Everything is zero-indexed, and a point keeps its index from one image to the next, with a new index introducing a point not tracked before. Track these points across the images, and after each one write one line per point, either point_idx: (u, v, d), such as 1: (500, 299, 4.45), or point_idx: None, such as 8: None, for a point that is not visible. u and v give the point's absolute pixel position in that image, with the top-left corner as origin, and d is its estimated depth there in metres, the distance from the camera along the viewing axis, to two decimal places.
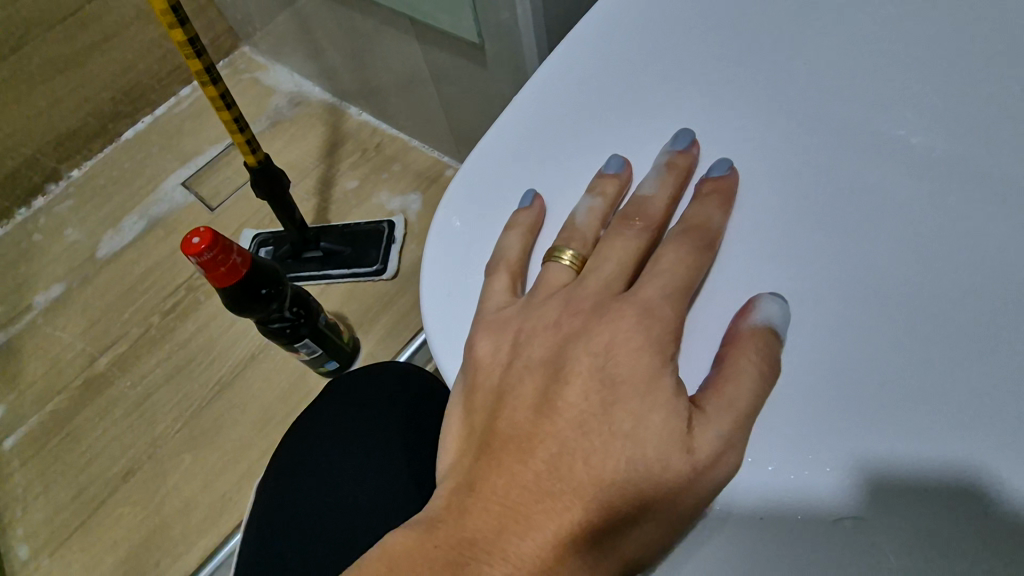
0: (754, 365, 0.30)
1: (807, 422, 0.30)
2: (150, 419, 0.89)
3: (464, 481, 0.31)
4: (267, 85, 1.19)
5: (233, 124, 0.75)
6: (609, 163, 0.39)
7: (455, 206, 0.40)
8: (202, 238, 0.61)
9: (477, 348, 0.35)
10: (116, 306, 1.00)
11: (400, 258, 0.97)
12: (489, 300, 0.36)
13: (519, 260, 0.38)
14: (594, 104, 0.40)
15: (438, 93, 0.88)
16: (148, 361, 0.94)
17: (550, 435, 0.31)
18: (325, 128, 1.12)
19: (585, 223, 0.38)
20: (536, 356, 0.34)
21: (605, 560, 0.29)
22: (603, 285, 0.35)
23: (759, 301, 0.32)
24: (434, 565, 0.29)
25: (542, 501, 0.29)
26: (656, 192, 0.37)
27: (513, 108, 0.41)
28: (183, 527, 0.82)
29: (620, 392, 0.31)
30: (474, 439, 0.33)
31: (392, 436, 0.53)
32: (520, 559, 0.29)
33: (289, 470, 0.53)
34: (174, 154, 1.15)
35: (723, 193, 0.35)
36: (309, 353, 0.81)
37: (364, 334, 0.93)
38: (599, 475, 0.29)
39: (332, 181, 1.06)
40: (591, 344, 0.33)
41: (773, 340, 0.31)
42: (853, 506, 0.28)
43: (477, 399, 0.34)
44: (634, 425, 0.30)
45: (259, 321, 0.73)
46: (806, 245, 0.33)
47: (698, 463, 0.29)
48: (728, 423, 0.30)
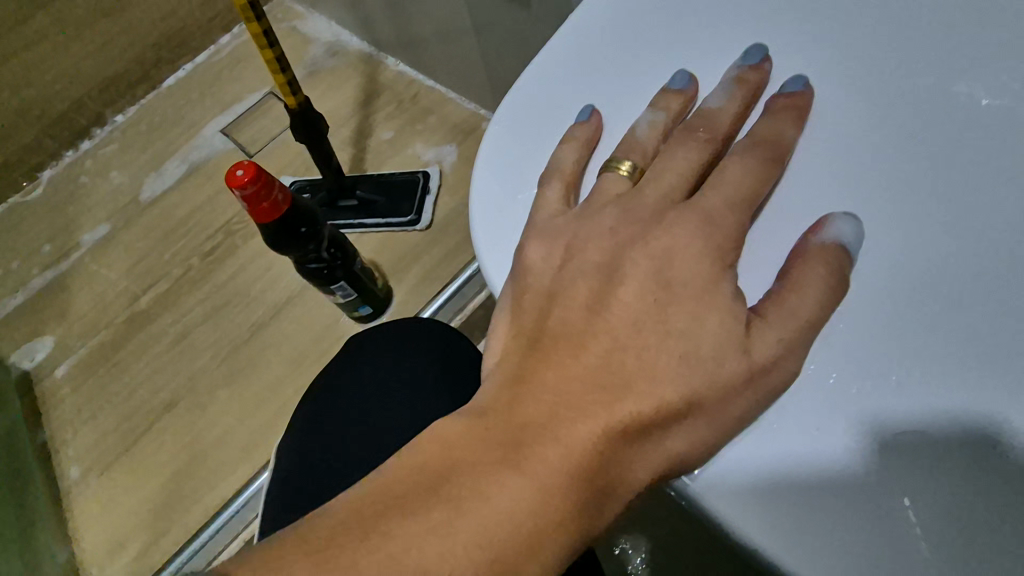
0: (821, 277, 0.29)
1: (873, 331, 0.28)
2: (190, 355, 0.92)
3: (513, 374, 0.31)
4: (305, 34, 1.19)
5: (275, 63, 0.75)
6: (674, 79, 0.37)
7: (506, 121, 0.40)
8: (245, 170, 0.62)
9: (529, 251, 0.34)
10: (158, 247, 1.03)
11: (434, 209, 0.97)
12: (543, 207, 0.36)
13: (574, 173, 0.37)
14: (656, 19, 0.38)
15: (478, 41, 0.86)
16: (189, 301, 0.97)
17: (602, 332, 0.31)
18: (362, 79, 1.11)
19: (645, 136, 0.36)
20: (589, 260, 0.34)
21: (654, 451, 0.29)
22: (662, 195, 0.34)
23: (834, 216, 0.30)
24: (487, 446, 0.29)
25: (596, 391, 0.30)
26: (724, 105, 0.36)
27: (571, 23, 0.40)
28: (221, 457, 0.85)
29: (676, 294, 0.31)
30: (521, 338, 0.33)
31: (428, 371, 0.53)
32: (575, 443, 0.29)
33: (325, 402, 0.55)
34: (214, 102, 1.16)
35: (795, 109, 0.33)
36: (344, 296, 0.83)
37: (397, 282, 0.94)
38: (652, 370, 0.30)
39: (369, 131, 1.06)
40: (650, 247, 0.33)
41: (842, 256, 0.29)
42: (921, 411, 0.26)
43: (525, 301, 0.34)
44: (687, 325, 0.30)
45: (297, 260, 0.75)
46: (887, 155, 0.31)
47: (754, 364, 0.29)
48: (789, 331, 0.29)
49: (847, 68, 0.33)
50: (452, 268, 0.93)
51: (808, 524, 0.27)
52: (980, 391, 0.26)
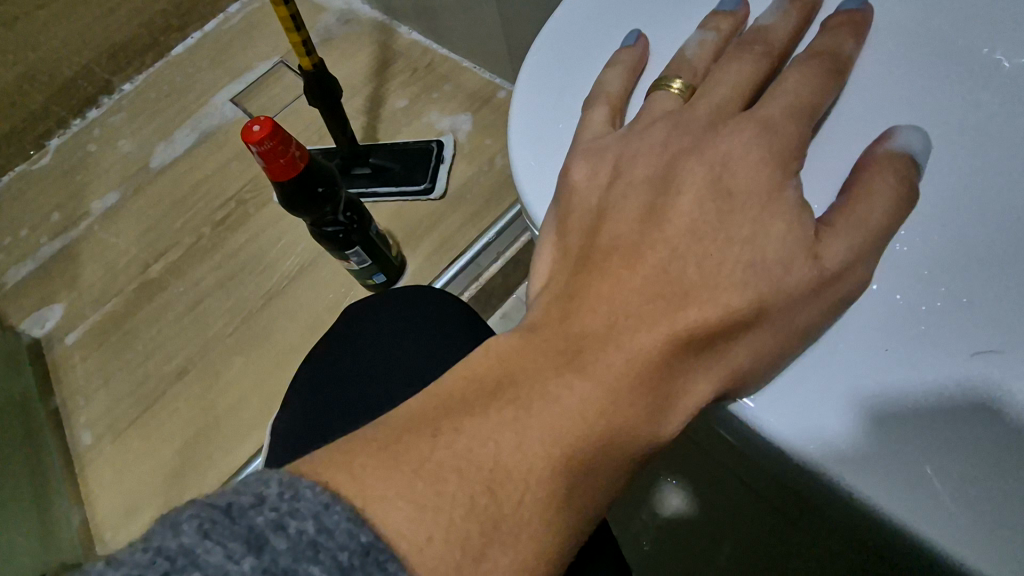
0: (892, 185, 0.28)
1: (942, 249, 0.27)
2: (203, 321, 0.92)
3: (565, 289, 0.30)
4: (317, 1, 1.16)
5: (289, 21, 0.73)
6: (724, 2, 0.36)
7: (546, 47, 0.38)
8: (262, 126, 0.60)
9: (574, 172, 0.33)
10: (170, 215, 1.01)
11: (449, 177, 0.95)
12: (587, 129, 0.35)
13: (621, 95, 0.35)
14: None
15: (496, 8, 0.84)
16: (201, 268, 0.96)
17: (659, 243, 0.30)
18: (375, 46, 1.09)
19: (695, 56, 0.35)
20: (639, 175, 0.32)
21: (715, 363, 0.28)
22: (715, 110, 0.32)
23: (900, 128, 0.29)
24: (544, 355, 0.28)
25: (655, 302, 0.29)
26: (778, 22, 0.34)
27: None
28: (235, 422, 0.85)
29: (737, 203, 0.29)
30: (571, 256, 0.32)
31: (451, 323, 0.52)
32: (635, 351, 0.28)
33: (334, 358, 0.53)
34: (224, 69, 1.14)
35: (856, 25, 0.32)
36: (359, 262, 0.82)
37: (411, 250, 0.93)
38: (714, 280, 0.28)
39: (382, 99, 1.04)
40: (706, 155, 0.31)
41: (912, 166, 0.28)
42: (995, 336, 0.25)
43: (572, 221, 0.33)
44: (751, 233, 0.29)
45: (313, 223, 0.74)
46: (952, 69, 0.29)
47: (824, 271, 0.28)
48: (860, 239, 0.28)
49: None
50: (467, 236, 0.92)
51: (860, 461, 0.25)
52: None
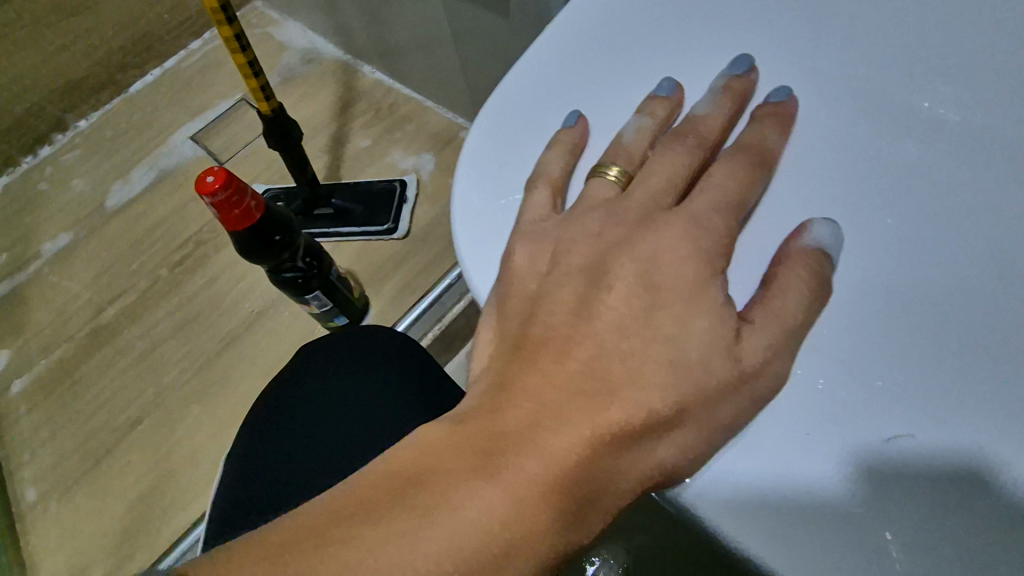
0: (803, 280, 0.29)
1: (851, 341, 0.28)
2: (156, 370, 0.89)
3: (496, 381, 0.31)
4: (279, 40, 1.17)
5: (247, 67, 0.74)
6: (660, 87, 0.37)
7: (488, 126, 0.39)
8: (216, 177, 0.60)
9: (515, 255, 0.34)
10: (124, 257, 0.99)
11: (411, 218, 0.96)
12: (528, 211, 0.36)
13: (561, 177, 0.36)
14: (639, 26, 0.38)
15: (456, 53, 0.86)
16: (155, 313, 0.93)
17: (588, 337, 0.31)
18: (338, 86, 1.10)
19: (633, 142, 0.36)
20: (575, 264, 0.34)
21: (640, 460, 0.29)
22: (650, 199, 0.34)
23: (813, 220, 0.31)
24: (468, 452, 0.28)
25: (580, 400, 0.29)
26: (710, 113, 0.36)
27: (553, 29, 0.40)
28: (190, 475, 0.82)
29: (663, 298, 0.31)
30: (506, 343, 0.33)
31: (407, 384, 0.54)
32: (554, 453, 0.28)
33: (292, 416, 0.54)
34: (183, 108, 1.13)
35: (779, 117, 0.34)
36: (320, 306, 0.80)
37: (374, 292, 0.93)
38: (640, 377, 0.29)
39: (344, 139, 1.05)
40: (637, 251, 0.32)
41: (822, 260, 0.29)
42: (897, 424, 0.26)
43: (511, 305, 0.34)
44: (675, 332, 0.30)
45: (271, 269, 0.73)
46: (863, 164, 0.31)
47: (744, 369, 0.29)
48: (777, 334, 0.29)
49: (836, 71, 0.33)
50: (430, 278, 0.92)
51: (785, 542, 0.26)
52: (947, 431, 0.26)
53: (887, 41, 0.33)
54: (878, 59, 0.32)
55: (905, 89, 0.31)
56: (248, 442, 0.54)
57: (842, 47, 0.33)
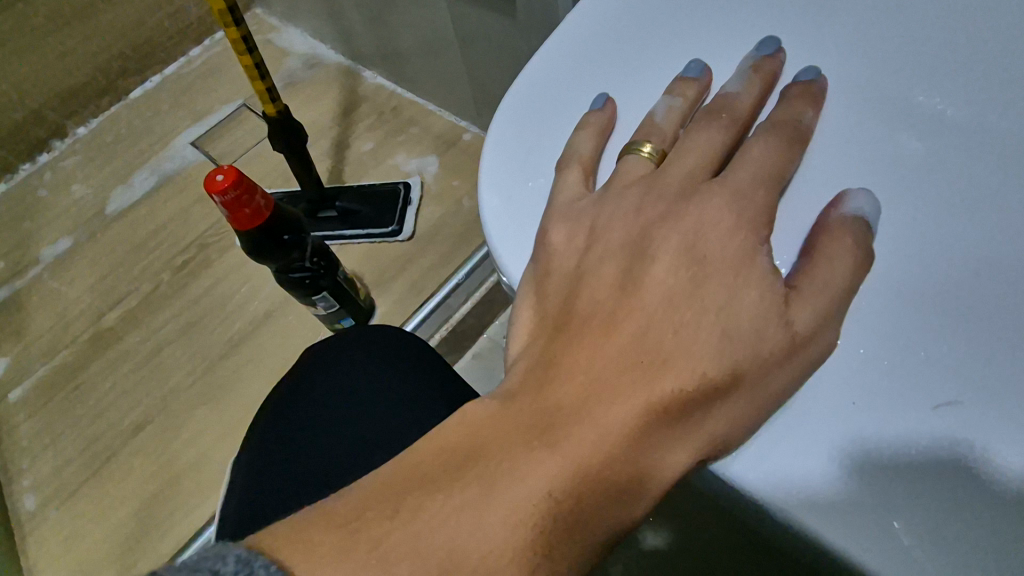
0: (849, 248, 0.29)
1: (897, 311, 0.28)
2: (160, 373, 0.88)
3: (541, 358, 0.31)
4: (280, 46, 1.18)
5: (253, 70, 0.74)
6: (688, 68, 0.38)
7: (515, 110, 0.39)
8: (226, 176, 0.59)
9: (552, 234, 0.34)
10: (126, 261, 0.98)
11: (417, 219, 0.96)
12: (562, 191, 0.36)
13: (593, 157, 0.37)
14: (665, 11, 0.39)
15: (461, 55, 0.87)
16: (159, 316, 0.92)
17: (634, 311, 0.31)
18: (340, 90, 1.10)
19: (665, 120, 0.36)
20: (617, 239, 0.34)
21: (693, 433, 0.28)
22: (687, 175, 0.34)
23: (851, 191, 0.31)
24: (519, 427, 0.28)
25: (630, 373, 0.29)
26: (742, 91, 0.36)
27: (576, 15, 0.41)
28: (196, 479, 0.80)
29: (711, 269, 0.31)
30: (548, 320, 0.33)
31: (428, 380, 0.53)
32: (606, 426, 0.28)
33: (308, 411, 0.53)
34: (185, 112, 1.13)
35: (812, 94, 0.34)
36: (327, 307, 0.80)
37: (381, 294, 0.92)
38: (689, 349, 0.29)
39: (348, 142, 1.05)
40: (680, 224, 0.32)
41: (864, 228, 0.30)
42: (949, 392, 0.26)
43: (551, 283, 0.34)
44: (726, 301, 0.30)
45: (279, 268, 0.72)
46: (894, 140, 0.31)
47: (796, 336, 0.29)
48: (826, 302, 0.29)
49: (866, 50, 0.34)
50: (437, 279, 0.92)
51: (825, 520, 0.26)
52: (1001, 397, 0.26)
53: (912, 20, 0.33)
54: (904, 38, 0.33)
55: (935, 64, 0.32)
56: (260, 437, 0.52)
57: (867, 27, 0.34)
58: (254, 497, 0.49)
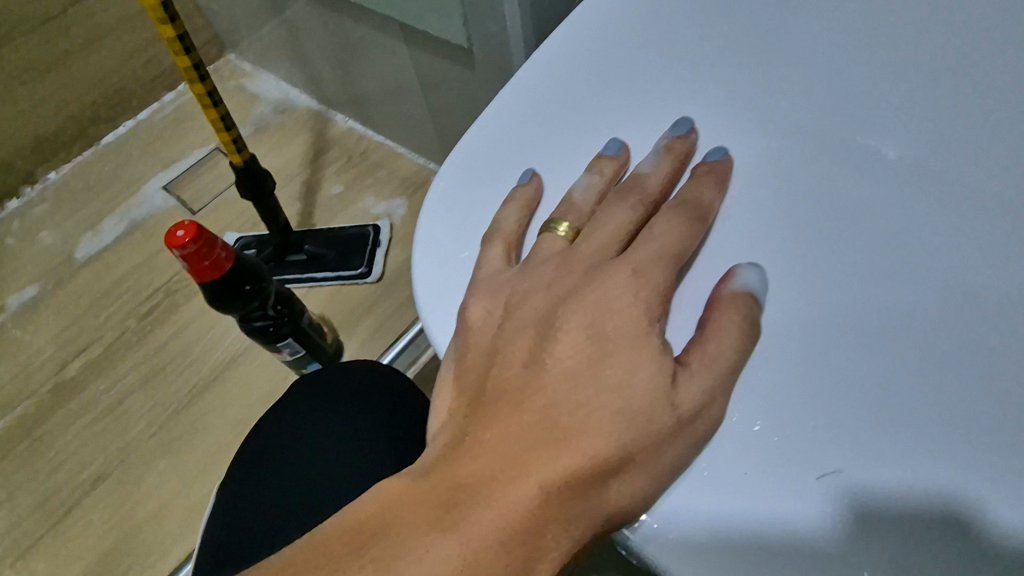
0: (737, 324, 0.32)
1: (784, 384, 0.30)
2: (123, 424, 0.87)
3: (456, 434, 0.33)
4: (253, 92, 1.20)
5: (219, 121, 0.75)
6: (607, 147, 0.41)
7: (447, 182, 0.43)
8: (186, 231, 0.60)
9: (471, 309, 0.37)
10: (93, 309, 0.98)
11: (385, 261, 0.97)
12: (484, 265, 0.39)
13: (514, 232, 0.40)
14: (587, 88, 0.42)
15: (425, 101, 0.90)
16: (123, 365, 0.91)
17: (541, 389, 0.32)
18: (311, 134, 1.12)
19: (582, 198, 0.40)
20: (527, 314, 0.36)
21: (592, 508, 0.30)
22: (596, 253, 0.37)
23: (740, 266, 0.34)
24: (425, 506, 0.30)
25: (534, 451, 0.30)
26: (653, 171, 0.39)
27: (506, 92, 0.44)
28: (157, 533, 0.79)
29: (610, 347, 0.33)
30: (465, 396, 0.35)
31: (380, 415, 0.54)
32: (507, 507, 0.29)
33: (264, 460, 0.54)
34: (156, 158, 1.14)
35: (717, 174, 0.37)
36: (292, 353, 0.80)
37: (348, 336, 0.93)
38: (588, 425, 0.31)
39: (317, 185, 1.07)
40: (583, 301, 0.35)
41: (751, 303, 0.32)
42: (837, 460, 0.28)
43: (468, 358, 0.36)
44: (621, 380, 0.32)
45: (241, 318, 0.72)
46: (784, 215, 0.35)
47: (682, 415, 0.30)
48: (712, 377, 0.31)
49: (766, 126, 0.37)
50: (404, 320, 0.92)
51: None
52: (888, 455, 0.27)
53: (806, 99, 0.36)
54: (797, 115, 0.36)
55: (821, 142, 0.35)
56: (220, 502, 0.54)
57: (764, 104, 0.37)
58: (218, 551, 0.50)
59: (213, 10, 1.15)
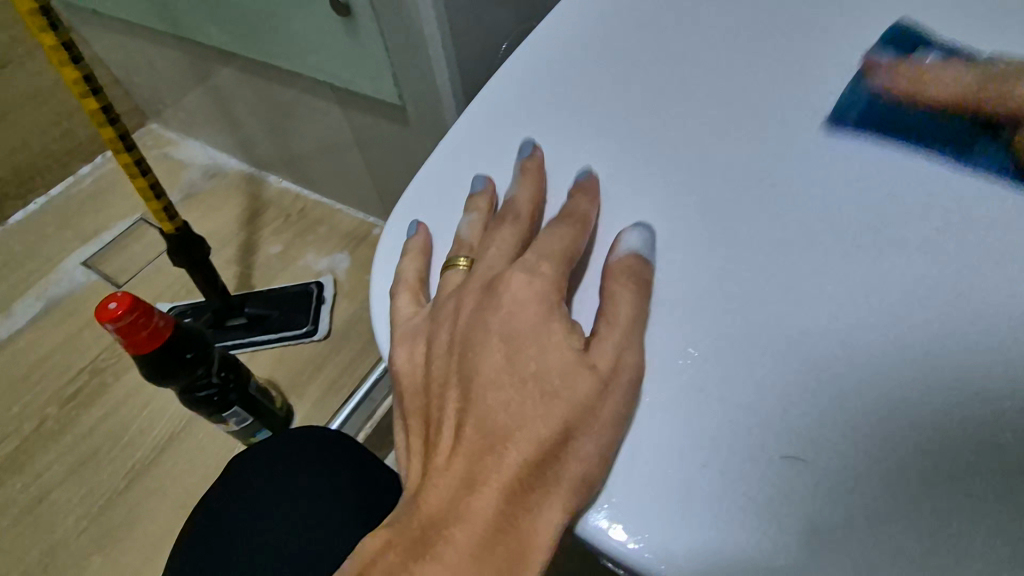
0: (629, 288, 0.35)
1: (712, 356, 0.33)
2: (47, 523, 0.79)
3: (420, 471, 0.34)
4: (179, 158, 1.18)
5: (149, 190, 0.73)
6: (474, 184, 0.43)
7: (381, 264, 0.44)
8: (119, 302, 0.58)
9: (396, 359, 0.38)
10: (6, 399, 0.89)
11: (331, 317, 0.95)
12: (401, 315, 0.39)
13: (417, 281, 0.40)
14: (483, 137, 0.45)
15: (363, 158, 0.92)
16: (45, 458, 0.83)
17: (474, 401, 0.33)
18: (244, 197, 1.11)
19: (468, 234, 0.41)
20: (444, 340, 0.36)
21: (558, 487, 0.30)
22: (492, 268, 0.38)
23: (623, 235, 0.37)
24: (407, 547, 0.31)
25: (481, 461, 0.31)
26: (520, 191, 0.41)
27: (423, 175, 0.46)
28: None
29: (520, 343, 0.33)
30: (420, 431, 0.36)
31: (338, 472, 0.53)
32: (474, 521, 0.30)
33: (218, 539, 0.50)
34: (74, 233, 1.08)
35: (587, 190, 0.40)
36: (238, 422, 0.76)
37: (298, 399, 0.90)
38: (523, 417, 0.31)
39: (254, 247, 1.05)
40: (497, 307, 0.35)
41: (639, 265, 0.35)
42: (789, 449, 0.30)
43: (409, 402, 0.37)
44: (540, 368, 0.32)
45: (183, 388, 0.69)
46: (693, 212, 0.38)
47: (603, 373, 0.32)
48: (619, 335, 0.33)
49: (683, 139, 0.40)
50: (356, 375, 0.91)
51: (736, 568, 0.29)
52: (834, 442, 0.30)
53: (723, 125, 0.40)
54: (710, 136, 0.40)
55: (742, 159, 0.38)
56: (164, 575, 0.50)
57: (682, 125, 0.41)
58: None
59: (132, 81, 1.14)
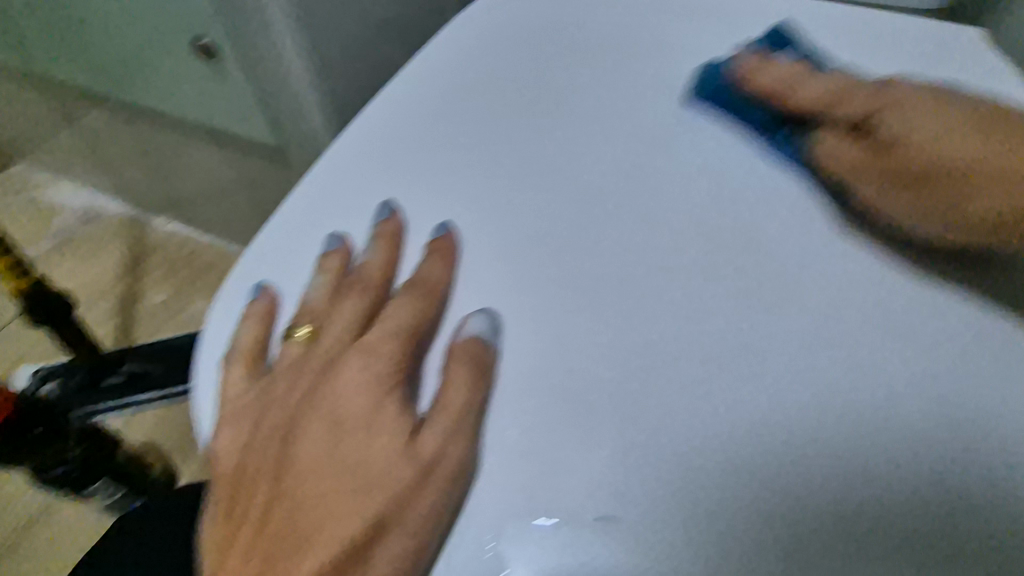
0: (466, 371, 0.32)
1: (544, 429, 0.31)
2: None
3: (213, 566, 0.31)
4: (51, 202, 1.08)
5: None
6: (328, 243, 0.39)
7: (216, 324, 0.39)
8: None
9: (217, 441, 0.34)
10: None
11: None
12: (226, 392, 0.35)
13: (254, 350, 0.37)
14: (342, 186, 0.41)
15: (249, 200, 0.87)
16: None
17: (286, 491, 0.31)
18: (126, 243, 1.03)
19: (315, 297, 0.38)
20: (270, 424, 0.33)
21: None
22: (333, 344, 0.35)
23: (468, 318, 0.35)
24: None
25: (280, 557, 0.30)
26: (372, 256, 0.38)
27: (275, 222, 0.41)
28: None
29: (346, 430, 0.32)
30: (222, 518, 0.32)
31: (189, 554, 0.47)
32: None
33: None
34: None
35: (443, 252, 0.37)
36: (106, 495, 0.71)
37: (183, 461, 0.83)
38: (331, 510, 0.30)
39: (136, 297, 0.97)
40: (328, 391, 0.33)
41: (480, 347, 0.33)
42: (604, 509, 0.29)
43: (218, 485, 0.34)
44: (360, 458, 0.31)
45: (33, 468, 0.63)
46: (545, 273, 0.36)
47: (424, 465, 0.31)
48: (447, 426, 0.31)
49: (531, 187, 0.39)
50: None
51: None
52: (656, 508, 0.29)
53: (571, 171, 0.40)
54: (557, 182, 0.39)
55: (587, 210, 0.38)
56: None
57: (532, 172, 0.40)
58: None
59: None
